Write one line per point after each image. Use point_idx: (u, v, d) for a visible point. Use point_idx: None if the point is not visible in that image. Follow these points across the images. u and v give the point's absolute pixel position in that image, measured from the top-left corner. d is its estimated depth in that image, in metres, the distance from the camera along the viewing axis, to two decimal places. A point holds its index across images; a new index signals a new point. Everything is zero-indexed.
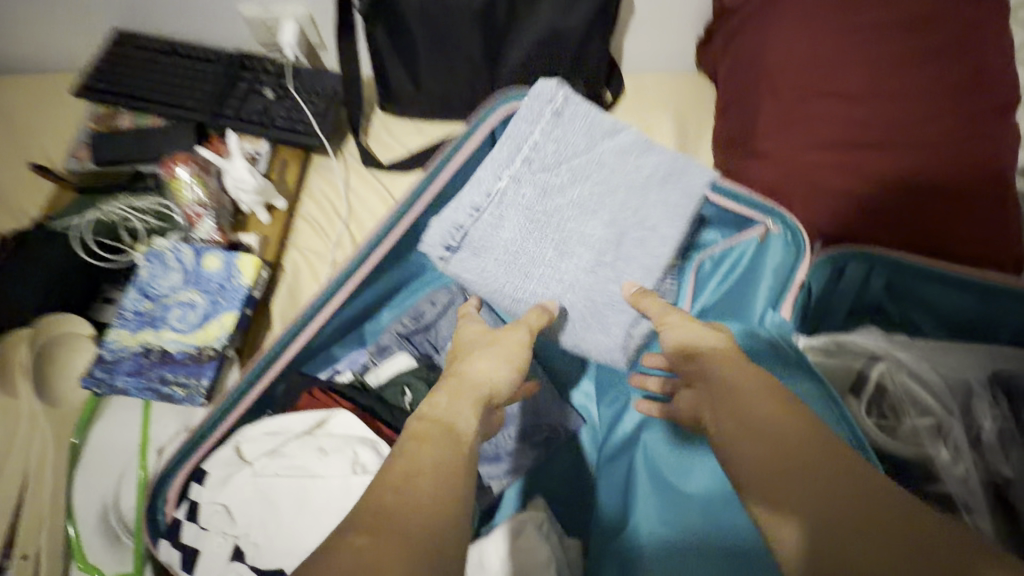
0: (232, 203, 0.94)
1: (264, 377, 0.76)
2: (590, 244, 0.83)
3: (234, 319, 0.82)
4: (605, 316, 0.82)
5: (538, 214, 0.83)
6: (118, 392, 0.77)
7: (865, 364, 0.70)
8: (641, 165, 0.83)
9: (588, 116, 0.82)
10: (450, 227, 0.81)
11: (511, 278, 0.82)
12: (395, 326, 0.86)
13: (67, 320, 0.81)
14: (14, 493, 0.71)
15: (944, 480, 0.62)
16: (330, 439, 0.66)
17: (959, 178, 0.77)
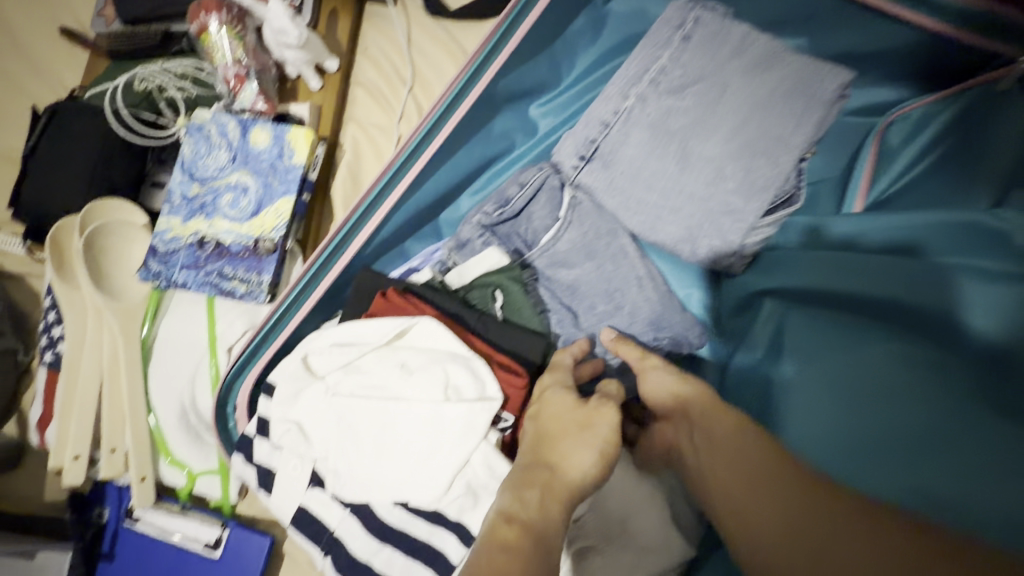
0: (276, 65, 0.77)
1: (329, 274, 0.66)
2: (734, 172, 0.63)
3: (291, 206, 0.70)
4: (666, 307, 0.65)
5: (670, 133, 0.66)
6: (179, 286, 0.69)
7: None
8: (768, 63, 0.63)
9: (726, 26, 0.64)
10: (580, 140, 0.69)
11: (638, 218, 0.67)
12: (474, 216, 0.70)
13: (118, 203, 0.72)
14: (91, 390, 0.68)
15: None
16: (412, 352, 0.55)
17: None
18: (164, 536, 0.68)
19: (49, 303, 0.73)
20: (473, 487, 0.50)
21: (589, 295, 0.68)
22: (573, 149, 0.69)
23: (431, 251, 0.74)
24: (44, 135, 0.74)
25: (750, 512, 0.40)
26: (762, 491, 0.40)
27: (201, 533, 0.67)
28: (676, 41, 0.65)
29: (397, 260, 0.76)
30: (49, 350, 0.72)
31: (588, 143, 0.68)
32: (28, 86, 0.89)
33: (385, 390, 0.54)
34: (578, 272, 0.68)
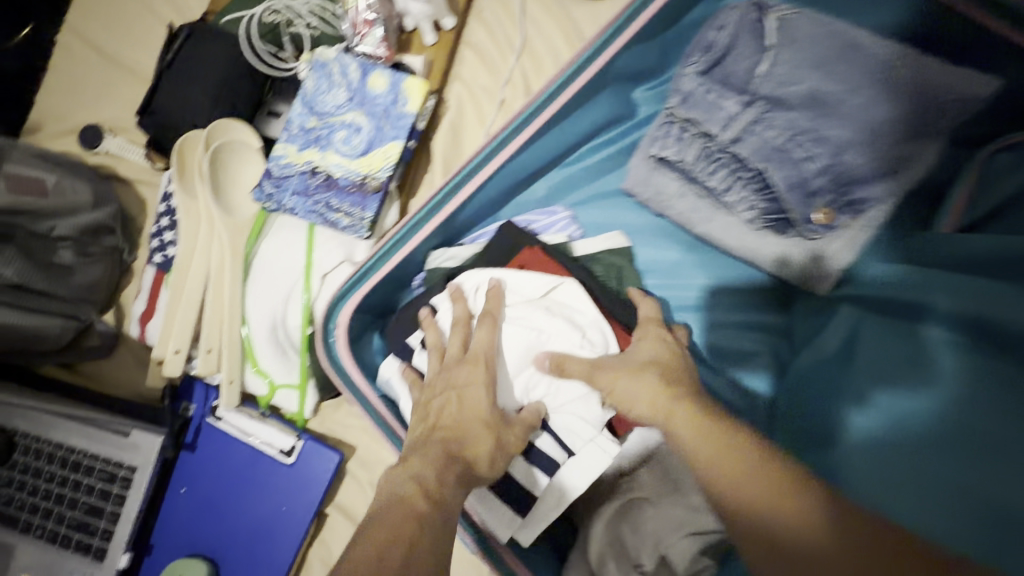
0: (398, 16, 0.81)
1: (425, 225, 0.71)
2: (873, 134, 0.62)
3: (399, 150, 0.74)
4: (799, 243, 0.69)
5: (827, 64, 0.63)
6: (286, 210, 0.74)
7: None
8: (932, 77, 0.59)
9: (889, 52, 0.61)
10: (726, 42, 0.68)
11: (773, 149, 0.67)
12: (687, 69, 0.71)
13: (237, 126, 0.77)
14: (196, 293, 0.74)
15: None
16: (556, 302, 0.69)
17: None
18: (242, 437, 0.73)
19: (164, 209, 0.79)
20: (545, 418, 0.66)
21: (782, 128, 0.66)
22: (713, 44, 0.69)
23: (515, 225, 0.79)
24: (179, 54, 0.79)
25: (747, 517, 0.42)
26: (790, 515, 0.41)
27: (276, 439, 0.73)
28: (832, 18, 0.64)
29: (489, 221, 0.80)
30: (158, 252, 0.78)
31: (822, 30, 0.64)
32: (156, 4, 0.94)
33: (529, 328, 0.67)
34: (813, 86, 0.64)
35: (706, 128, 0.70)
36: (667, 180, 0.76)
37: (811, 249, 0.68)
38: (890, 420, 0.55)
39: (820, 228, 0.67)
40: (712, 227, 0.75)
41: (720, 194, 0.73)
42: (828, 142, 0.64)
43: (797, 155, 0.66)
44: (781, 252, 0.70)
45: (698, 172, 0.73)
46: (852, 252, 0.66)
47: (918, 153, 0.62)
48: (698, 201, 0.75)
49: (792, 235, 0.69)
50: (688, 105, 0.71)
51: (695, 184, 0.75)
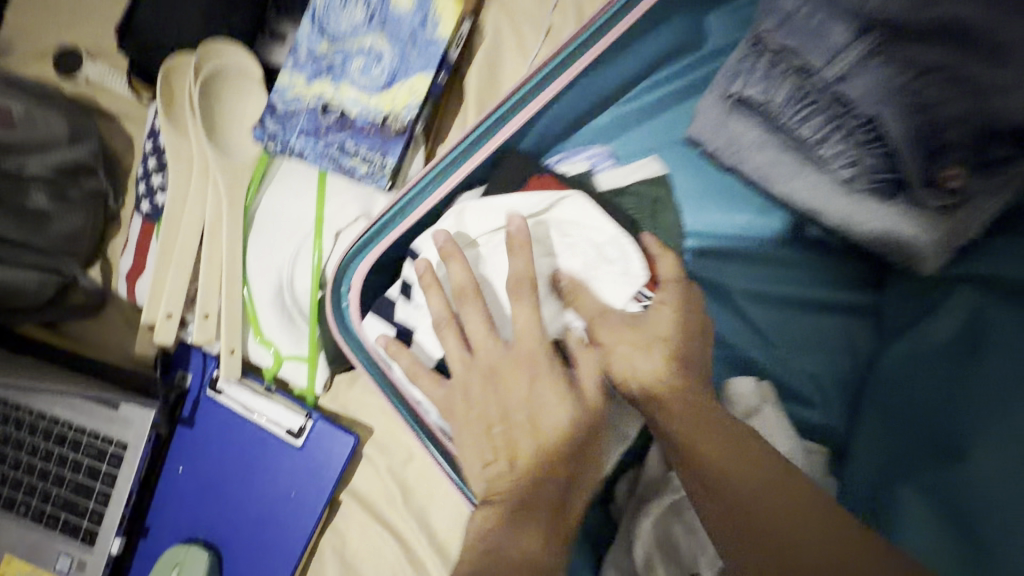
0: None
1: (456, 173, 0.58)
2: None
3: (427, 84, 0.61)
4: (912, 215, 0.55)
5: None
6: (294, 154, 0.63)
7: None
8: None
9: None
10: None
11: (894, 91, 0.51)
12: None
13: (232, 48, 0.64)
14: (190, 249, 0.64)
15: None
16: (574, 223, 0.56)
17: None
18: (246, 414, 0.65)
19: (151, 149, 0.68)
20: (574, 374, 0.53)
21: (913, 62, 0.50)
22: None
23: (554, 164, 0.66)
24: None
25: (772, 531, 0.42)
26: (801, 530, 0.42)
27: (284, 419, 0.64)
28: None
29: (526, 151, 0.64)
30: (145, 199, 0.68)
31: None
32: None
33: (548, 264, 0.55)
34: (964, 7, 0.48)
35: (803, 59, 0.54)
36: (743, 127, 0.60)
37: (929, 223, 0.54)
38: (957, 403, 0.50)
39: (944, 194, 0.52)
40: (796, 188, 0.60)
41: (812, 146, 0.57)
42: (976, 84, 0.48)
43: (931, 102, 0.50)
44: (883, 223, 0.57)
45: (785, 119, 0.58)
46: (980, 227, 0.53)
47: None
48: (782, 154, 0.60)
49: (902, 203, 0.55)
50: (780, 30, 0.55)
51: (779, 135, 0.59)
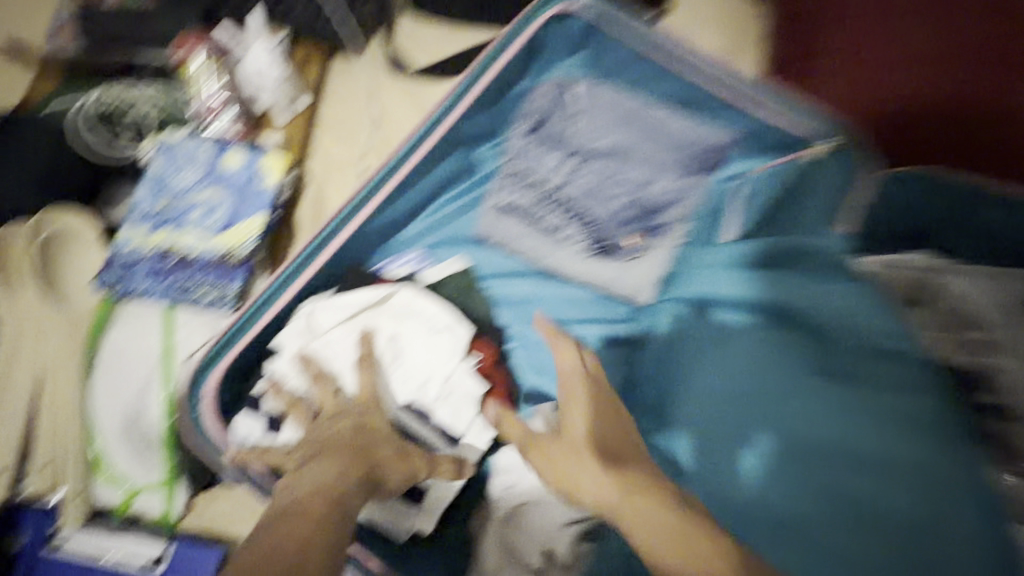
0: (247, 100, 0.84)
1: (290, 287, 0.72)
2: (660, 173, 0.77)
3: (261, 223, 0.74)
4: (627, 264, 0.77)
5: (624, 124, 0.79)
6: (137, 296, 0.71)
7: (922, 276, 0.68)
8: (683, 132, 0.78)
9: (656, 117, 0.79)
10: (536, 110, 0.83)
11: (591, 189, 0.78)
12: (514, 132, 0.83)
13: (72, 215, 0.74)
14: (23, 400, 0.68)
15: (999, 392, 0.60)
16: (403, 311, 0.72)
17: None
18: (94, 559, 0.64)
19: None
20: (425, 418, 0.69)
21: (593, 173, 0.79)
22: (534, 111, 0.83)
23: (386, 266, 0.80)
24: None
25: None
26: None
27: (142, 550, 0.65)
28: (613, 95, 0.81)
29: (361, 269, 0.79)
30: None
31: (612, 105, 0.81)
32: None
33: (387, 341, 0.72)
34: (612, 140, 0.79)
35: (534, 175, 0.81)
36: (507, 223, 0.81)
37: (637, 270, 0.76)
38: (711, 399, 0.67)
39: (635, 249, 0.76)
40: (555, 260, 0.79)
41: (554, 230, 0.79)
42: (630, 184, 0.78)
43: (606, 184, 0.78)
44: (613, 274, 0.77)
45: (533, 214, 0.80)
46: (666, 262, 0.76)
47: (693, 187, 0.77)
48: (539, 237, 0.80)
49: (618, 256, 0.77)
50: (515, 159, 0.82)
51: (534, 224, 0.80)
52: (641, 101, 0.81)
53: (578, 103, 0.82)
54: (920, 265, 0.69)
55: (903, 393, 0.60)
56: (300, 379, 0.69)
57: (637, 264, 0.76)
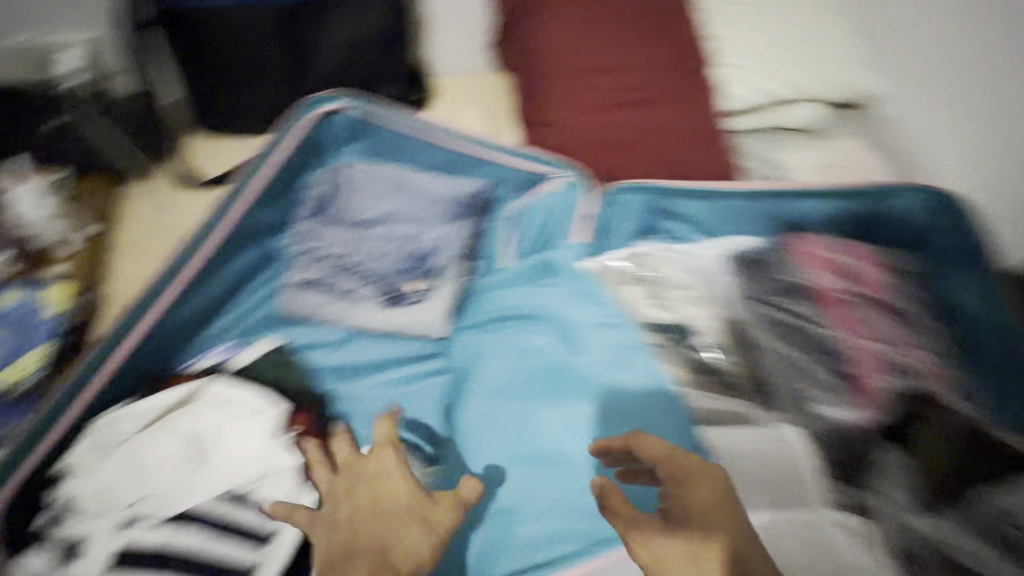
0: (26, 239, 0.88)
1: (81, 401, 0.76)
2: (429, 226, 0.92)
3: (42, 352, 0.79)
4: (420, 306, 0.88)
5: (395, 192, 0.95)
6: None
7: (644, 262, 0.87)
8: (441, 191, 0.95)
9: (418, 184, 0.95)
10: (316, 194, 0.95)
11: (375, 251, 0.91)
12: (300, 215, 0.93)
13: None
14: None
15: (699, 334, 0.80)
16: (210, 401, 0.77)
17: (679, 115, 1.04)
18: None
19: None
20: (239, 493, 0.71)
21: (373, 237, 0.91)
22: (316, 195, 0.95)
23: (192, 363, 0.81)
24: None
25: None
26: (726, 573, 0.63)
27: None
28: (382, 172, 0.97)
29: (163, 367, 0.81)
30: None
31: (381, 180, 0.96)
32: None
33: (200, 428, 0.75)
34: (384, 207, 0.93)
35: (324, 249, 0.91)
36: (308, 297, 0.90)
37: (428, 310, 0.87)
38: (499, 402, 0.78)
39: (421, 292, 0.88)
40: (360, 317, 0.89)
41: (351, 292, 0.89)
42: (406, 240, 0.91)
43: (382, 245, 0.91)
44: (411, 318, 0.88)
45: (330, 281, 0.90)
46: (448, 299, 0.87)
47: (458, 231, 0.91)
48: (339, 301, 0.89)
49: (410, 301, 0.88)
50: (304, 239, 0.92)
51: (333, 292, 0.90)
52: (405, 172, 0.97)
53: (353, 184, 0.95)
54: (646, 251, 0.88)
55: (619, 357, 0.79)
56: (108, 485, 0.71)
57: (428, 303, 0.87)
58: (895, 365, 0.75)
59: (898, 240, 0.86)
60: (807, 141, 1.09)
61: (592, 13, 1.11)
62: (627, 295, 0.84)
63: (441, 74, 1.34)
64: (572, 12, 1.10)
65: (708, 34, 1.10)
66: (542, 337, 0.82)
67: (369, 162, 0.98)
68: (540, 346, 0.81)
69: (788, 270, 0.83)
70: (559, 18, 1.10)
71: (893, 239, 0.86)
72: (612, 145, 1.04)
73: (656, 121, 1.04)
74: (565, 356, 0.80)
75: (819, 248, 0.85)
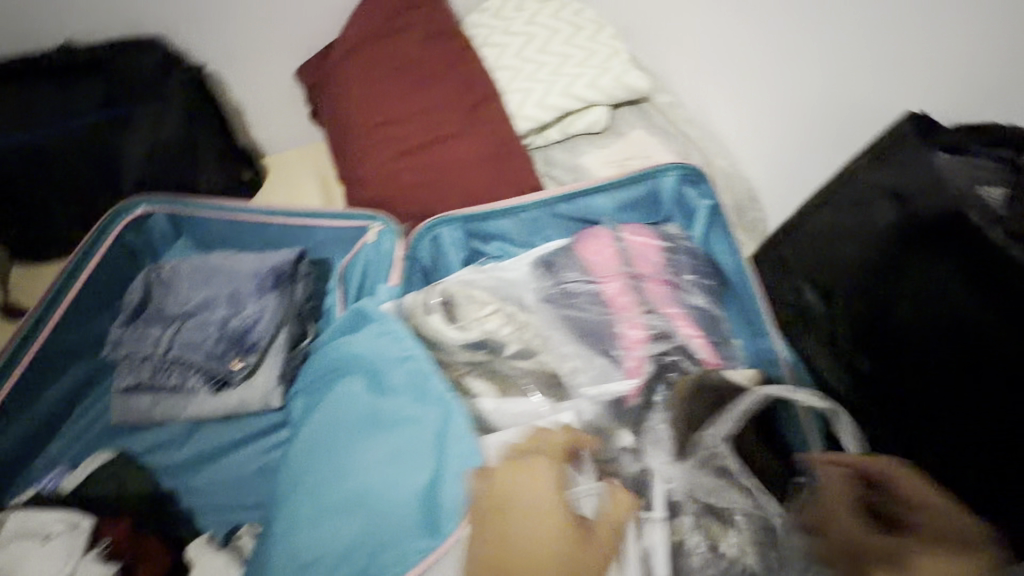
0: None
1: None
2: (242, 303, 0.93)
3: None
4: (246, 382, 0.90)
5: (209, 279, 0.97)
6: None
7: (451, 288, 0.90)
8: (253, 266, 0.97)
9: (231, 265, 0.98)
10: (133, 299, 0.97)
11: (192, 340, 0.91)
12: (117, 324, 0.95)
13: None
14: None
15: (500, 343, 0.84)
16: (19, 531, 0.76)
17: (474, 144, 1.11)
18: None
19: None
20: None
21: (189, 327, 0.92)
22: (132, 300, 0.97)
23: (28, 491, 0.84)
24: None
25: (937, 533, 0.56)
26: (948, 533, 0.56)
27: None
28: (196, 263, 1.00)
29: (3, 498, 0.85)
30: None
31: (197, 270, 0.99)
32: None
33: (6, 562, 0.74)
34: (199, 295, 0.95)
35: (141, 350, 0.91)
36: (142, 400, 0.91)
37: (256, 384, 0.90)
38: (303, 459, 0.77)
39: (243, 369, 0.90)
40: (193, 408, 0.91)
41: (178, 386, 0.91)
42: (220, 322, 0.92)
43: (200, 331, 0.91)
44: (241, 396, 0.90)
45: (155, 380, 0.91)
46: (279, 366, 0.91)
47: (271, 302, 0.93)
48: (169, 397, 0.91)
49: (237, 380, 0.90)
50: (121, 347, 0.92)
51: (161, 390, 0.91)
52: (220, 258, 1.00)
53: (171, 278, 0.98)
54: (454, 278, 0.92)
55: (410, 388, 0.76)
56: None
57: (254, 378, 0.90)
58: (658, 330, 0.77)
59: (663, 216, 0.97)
60: (593, 144, 1.20)
61: (381, 66, 1.16)
62: (434, 323, 0.86)
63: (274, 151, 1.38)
64: (363, 69, 1.17)
65: (492, 71, 1.22)
66: (349, 387, 0.83)
67: (187, 258, 1.02)
68: (347, 396, 0.82)
69: (572, 264, 0.89)
70: (352, 79, 1.17)
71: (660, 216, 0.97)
72: (415, 186, 1.10)
73: (453, 155, 1.11)
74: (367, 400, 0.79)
75: (603, 238, 0.91)
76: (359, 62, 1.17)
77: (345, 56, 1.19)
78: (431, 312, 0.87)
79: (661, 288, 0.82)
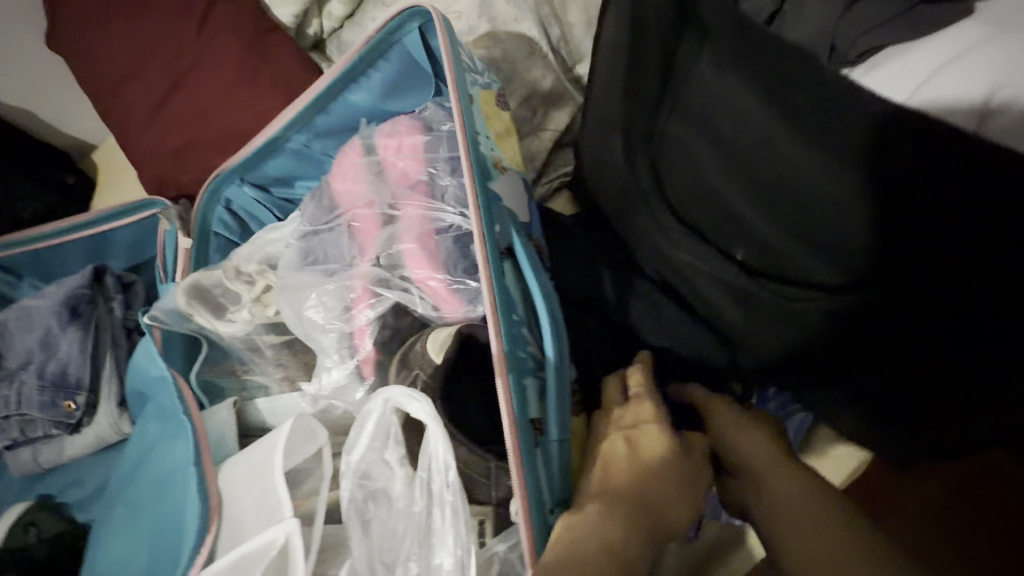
0: None
1: None
2: (54, 344, 0.89)
3: None
4: (93, 416, 0.90)
5: (23, 326, 0.91)
6: None
7: (220, 280, 0.71)
8: (53, 301, 0.90)
9: (35, 306, 0.91)
10: None
11: (25, 393, 0.88)
12: None
13: None
14: None
15: (264, 337, 0.71)
16: None
17: (217, 65, 0.85)
18: None
19: None
20: None
21: (20, 381, 0.89)
22: None
23: None
24: None
25: (645, 508, 0.48)
26: (625, 463, 0.53)
27: None
28: (8, 311, 0.93)
29: None
30: None
31: (12, 319, 0.92)
32: None
33: None
34: (20, 345, 0.91)
35: None
36: (25, 451, 0.93)
37: (102, 415, 0.90)
38: (107, 512, 0.70)
39: (81, 406, 0.88)
40: (65, 450, 0.92)
41: (39, 436, 0.91)
42: (41, 369, 0.88)
43: (28, 382, 0.88)
44: (95, 428, 0.90)
45: (18, 437, 0.91)
46: (114, 395, 0.90)
47: (83, 334, 0.89)
48: (42, 445, 0.93)
49: (85, 417, 0.89)
50: None
51: (31, 441, 0.92)
52: (28, 299, 0.93)
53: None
54: (229, 264, 0.73)
55: (177, 422, 0.66)
56: None
57: (99, 409, 0.90)
58: (392, 289, 0.60)
59: (434, 90, 0.72)
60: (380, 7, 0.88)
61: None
62: (202, 323, 0.70)
63: (102, 141, 1.23)
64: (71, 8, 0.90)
65: None
66: (141, 424, 0.73)
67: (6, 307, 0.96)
68: (138, 434, 0.72)
69: (319, 205, 0.68)
70: (67, 25, 0.91)
71: (433, 92, 0.73)
72: (182, 143, 0.89)
73: (205, 91, 0.86)
74: (152, 436, 0.70)
75: (352, 154, 0.67)
76: (67, 8, 0.90)
77: (56, 6, 0.92)
78: (201, 313, 0.70)
79: (416, 210, 0.61)
